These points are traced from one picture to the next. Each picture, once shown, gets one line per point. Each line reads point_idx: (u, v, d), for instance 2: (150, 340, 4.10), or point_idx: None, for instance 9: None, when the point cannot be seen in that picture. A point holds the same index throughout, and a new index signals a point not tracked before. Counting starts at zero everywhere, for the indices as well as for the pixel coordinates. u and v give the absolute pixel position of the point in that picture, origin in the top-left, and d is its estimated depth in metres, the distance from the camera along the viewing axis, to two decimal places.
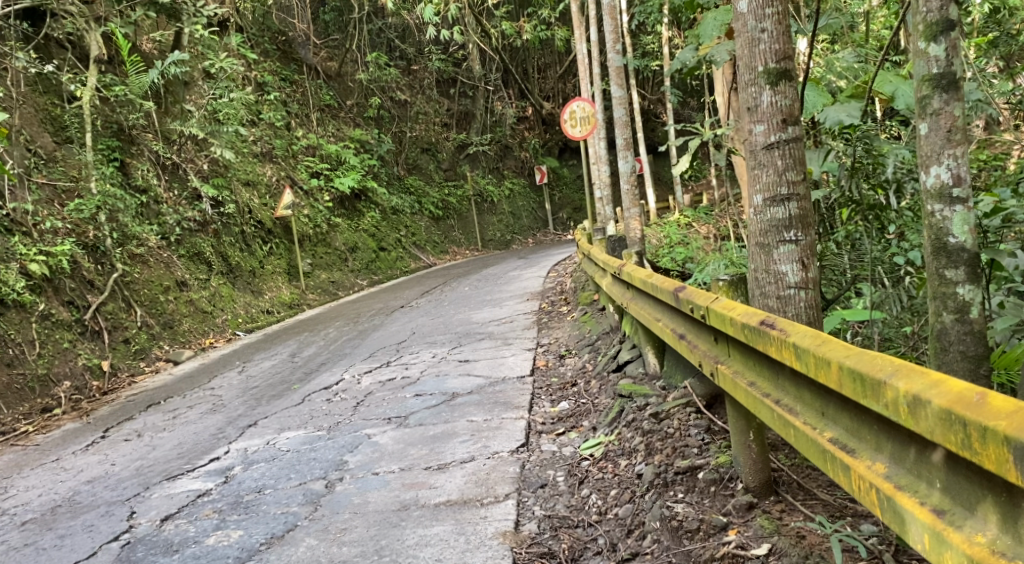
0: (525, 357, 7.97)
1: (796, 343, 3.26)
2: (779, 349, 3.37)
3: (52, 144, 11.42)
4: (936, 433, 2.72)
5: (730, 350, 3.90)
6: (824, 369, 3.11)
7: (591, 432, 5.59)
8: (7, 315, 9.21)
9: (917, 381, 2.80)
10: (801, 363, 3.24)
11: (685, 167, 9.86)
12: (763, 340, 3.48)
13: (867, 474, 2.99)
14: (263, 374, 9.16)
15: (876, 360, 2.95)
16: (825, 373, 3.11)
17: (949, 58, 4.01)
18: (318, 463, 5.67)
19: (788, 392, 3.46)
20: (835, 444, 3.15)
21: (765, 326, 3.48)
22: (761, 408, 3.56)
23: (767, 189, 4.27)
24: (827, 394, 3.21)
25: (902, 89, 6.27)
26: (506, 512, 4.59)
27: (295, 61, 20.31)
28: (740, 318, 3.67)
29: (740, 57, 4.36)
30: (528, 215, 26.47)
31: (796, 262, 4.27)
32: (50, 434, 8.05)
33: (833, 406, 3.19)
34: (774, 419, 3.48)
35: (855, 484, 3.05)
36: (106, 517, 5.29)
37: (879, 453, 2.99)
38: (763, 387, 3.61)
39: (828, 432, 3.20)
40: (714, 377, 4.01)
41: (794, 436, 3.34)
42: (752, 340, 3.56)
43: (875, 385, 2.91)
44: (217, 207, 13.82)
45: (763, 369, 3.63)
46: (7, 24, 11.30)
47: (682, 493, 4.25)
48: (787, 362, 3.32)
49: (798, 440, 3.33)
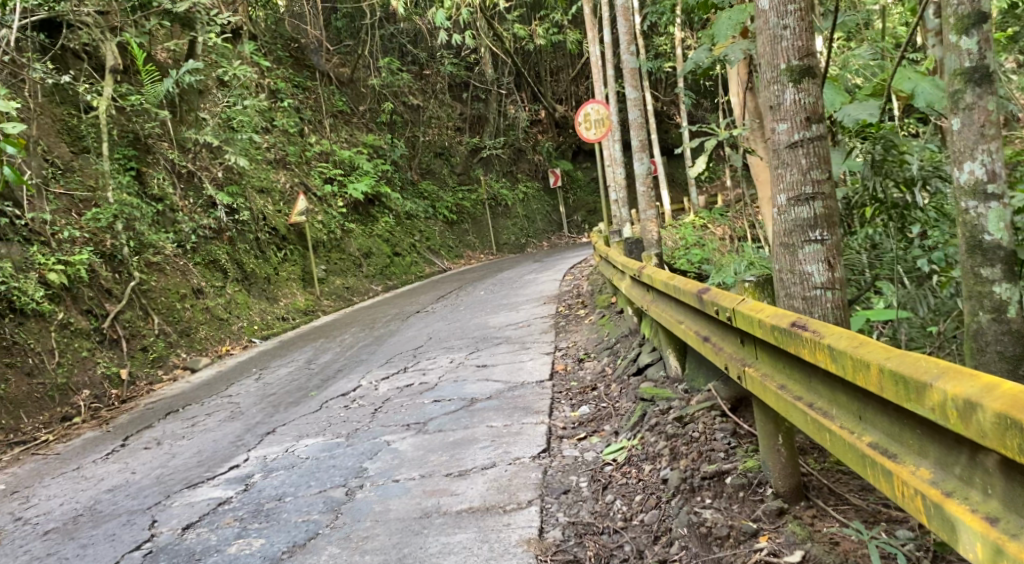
0: (544, 360, 7.92)
1: (830, 345, 3.20)
2: (812, 350, 3.30)
3: (69, 154, 11.54)
4: (990, 438, 2.67)
5: (759, 352, 3.84)
6: (862, 371, 3.04)
7: (613, 436, 5.53)
8: (27, 325, 9.24)
9: (966, 384, 2.74)
10: (837, 366, 3.17)
11: (702, 168, 9.79)
12: (794, 342, 3.42)
13: (912, 481, 2.93)
14: (281, 381, 9.15)
15: (919, 362, 2.89)
16: (864, 375, 3.04)
17: (981, 51, 3.98)
18: (339, 470, 5.64)
19: (821, 395, 3.40)
20: (873, 448, 3.09)
21: (796, 327, 3.42)
22: (793, 411, 3.50)
23: (791, 188, 4.21)
24: (863, 397, 3.15)
25: (922, 87, 6.15)
26: (529, 519, 4.55)
27: (307, 69, 20.49)
28: (770, 319, 3.60)
29: (761, 55, 4.31)
30: (542, 218, 26.39)
31: (822, 262, 4.20)
32: (70, 442, 8.06)
33: (870, 409, 3.12)
34: (807, 423, 3.42)
35: (898, 490, 2.98)
36: (128, 526, 5.27)
37: (924, 459, 2.93)
38: (794, 390, 3.55)
39: (867, 435, 3.14)
40: (742, 380, 3.95)
41: (830, 441, 3.28)
42: (783, 342, 3.50)
43: (919, 388, 2.84)
44: (232, 214, 13.81)
45: (794, 372, 3.57)
46: (25, 36, 11.43)
47: (710, 499, 4.19)
48: (821, 364, 3.26)
49: (834, 444, 3.27)
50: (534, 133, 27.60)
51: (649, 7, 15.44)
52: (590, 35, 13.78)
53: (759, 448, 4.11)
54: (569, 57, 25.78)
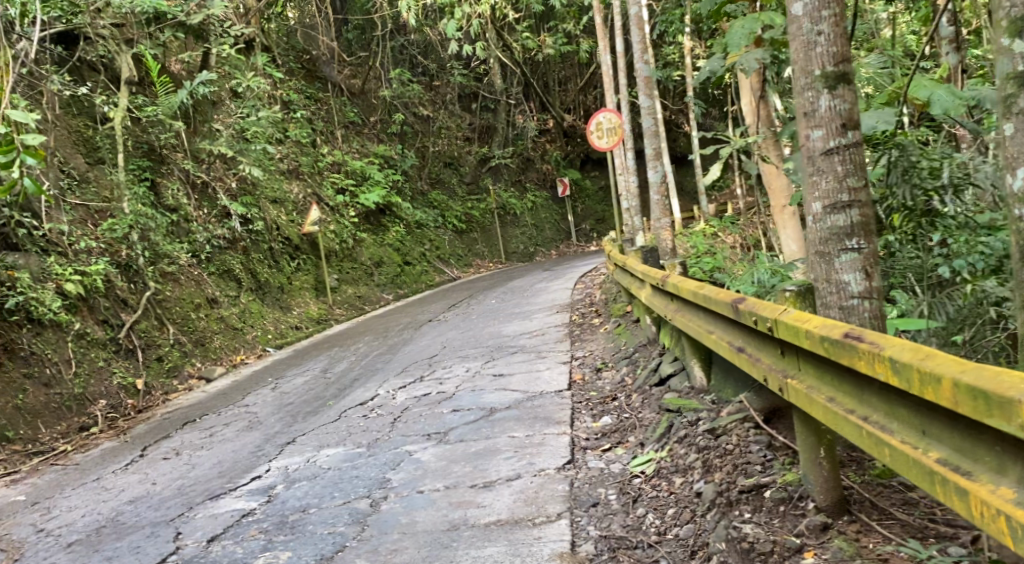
0: (562, 370, 7.88)
1: (893, 357, 3.15)
2: (870, 362, 3.26)
3: (85, 165, 11.59)
4: None
5: (804, 364, 3.80)
6: (932, 385, 3.00)
7: (639, 447, 5.49)
8: (44, 334, 9.24)
9: None
10: (901, 379, 3.13)
11: (717, 176, 9.81)
12: (848, 353, 3.38)
13: (991, 499, 2.89)
14: (297, 390, 9.13)
15: (998, 377, 2.85)
16: (934, 389, 3.00)
17: None
18: (362, 481, 5.60)
19: (877, 408, 3.35)
20: (942, 464, 3.05)
21: (851, 339, 3.37)
22: (847, 425, 3.45)
23: (825, 196, 4.18)
24: (929, 411, 3.11)
25: (938, 93, 5.98)
26: (560, 532, 4.53)
27: (319, 80, 20.56)
28: (819, 330, 3.56)
29: (794, 62, 4.29)
30: (552, 227, 26.32)
31: (859, 271, 4.16)
32: (88, 453, 8.05)
33: (937, 423, 3.08)
34: (863, 437, 3.37)
35: (974, 510, 2.94)
36: (152, 538, 5.25)
37: (1003, 478, 2.89)
38: (846, 403, 3.51)
39: (934, 451, 3.09)
40: (784, 393, 3.91)
41: (891, 456, 3.24)
42: (834, 354, 3.46)
43: (1002, 403, 2.80)
44: (246, 223, 13.83)
45: (845, 385, 3.53)
46: (43, 48, 11.52)
47: (748, 513, 4.14)
48: (882, 377, 3.21)
49: (896, 460, 3.22)
50: (543, 142, 27.59)
51: (660, 17, 15.42)
52: (604, 44, 13.74)
53: (799, 461, 4.07)
54: (579, 66, 25.83)
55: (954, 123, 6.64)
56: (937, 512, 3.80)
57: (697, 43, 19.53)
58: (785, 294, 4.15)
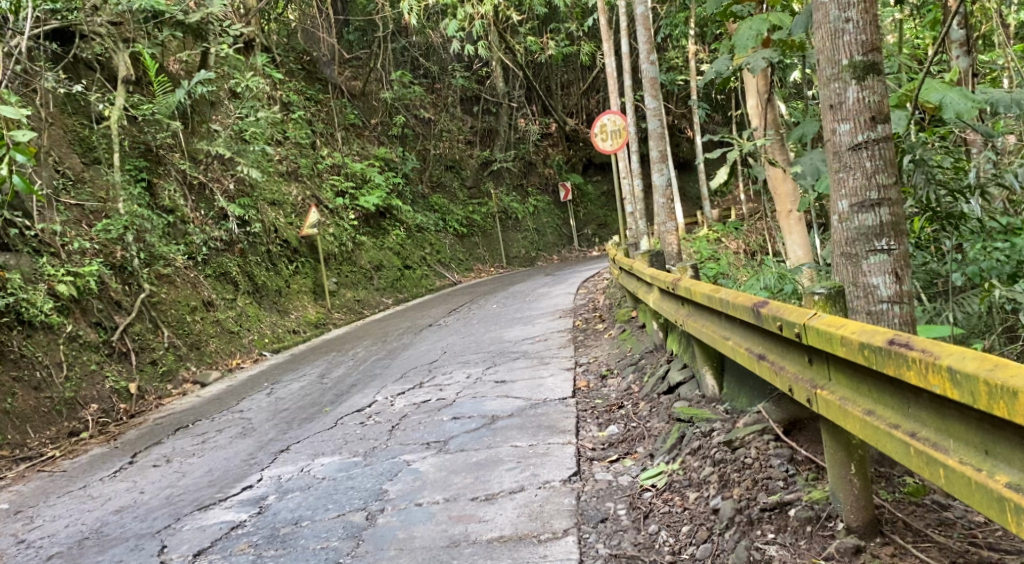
0: (565, 378, 7.59)
1: (952, 367, 2.95)
2: (923, 374, 3.05)
3: (80, 165, 11.34)
4: None
5: (834, 373, 3.58)
6: (1003, 399, 2.82)
7: (648, 459, 5.25)
8: (34, 336, 9.00)
9: None
10: (961, 393, 2.93)
11: (723, 180, 9.46)
12: (895, 362, 3.15)
13: None
14: (293, 396, 8.86)
15: None
16: (1007, 403, 2.81)
17: None
18: (358, 492, 5.35)
19: (925, 424, 3.15)
20: (1013, 490, 2.86)
21: (897, 346, 3.15)
22: (891, 443, 3.25)
23: (854, 193, 4.12)
24: (995, 430, 2.92)
25: (950, 97, 5.63)
26: (567, 550, 4.32)
27: (319, 81, 20.29)
28: (857, 337, 3.33)
29: (820, 51, 4.23)
30: (553, 232, 25.99)
31: (888, 274, 4.10)
32: (77, 459, 7.80)
33: (1005, 445, 2.89)
34: (911, 456, 3.17)
35: None
36: (136, 552, 5.00)
37: None
38: (888, 418, 3.29)
39: (1002, 475, 2.90)
40: (813, 405, 3.68)
41: (948, 477, 3.03)
42: (877, 362, 3.24)
43: None
44: (244, 226, 13.55)
45: (886, 398, 3.31)
46: (38, 44, 11.30)
47: (772, 533, 3.93)
48: (937, 389, 3.01)
49: (952, 482, 3.02)
50: (545, 147, 27.31)
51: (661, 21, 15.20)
52: (608, 46, 13.43)
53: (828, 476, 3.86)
54: (581, 70, 25.70)
55: (964, 127, 6.44)
56: (975, 535, 3.62)
57: (701, 48, 19.32)
58: (813, 297, 3.90)
